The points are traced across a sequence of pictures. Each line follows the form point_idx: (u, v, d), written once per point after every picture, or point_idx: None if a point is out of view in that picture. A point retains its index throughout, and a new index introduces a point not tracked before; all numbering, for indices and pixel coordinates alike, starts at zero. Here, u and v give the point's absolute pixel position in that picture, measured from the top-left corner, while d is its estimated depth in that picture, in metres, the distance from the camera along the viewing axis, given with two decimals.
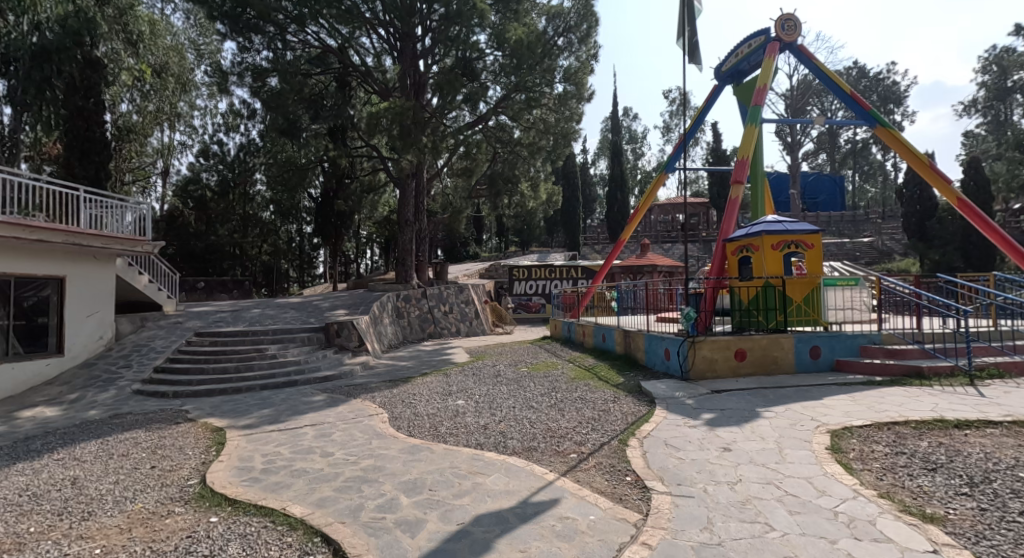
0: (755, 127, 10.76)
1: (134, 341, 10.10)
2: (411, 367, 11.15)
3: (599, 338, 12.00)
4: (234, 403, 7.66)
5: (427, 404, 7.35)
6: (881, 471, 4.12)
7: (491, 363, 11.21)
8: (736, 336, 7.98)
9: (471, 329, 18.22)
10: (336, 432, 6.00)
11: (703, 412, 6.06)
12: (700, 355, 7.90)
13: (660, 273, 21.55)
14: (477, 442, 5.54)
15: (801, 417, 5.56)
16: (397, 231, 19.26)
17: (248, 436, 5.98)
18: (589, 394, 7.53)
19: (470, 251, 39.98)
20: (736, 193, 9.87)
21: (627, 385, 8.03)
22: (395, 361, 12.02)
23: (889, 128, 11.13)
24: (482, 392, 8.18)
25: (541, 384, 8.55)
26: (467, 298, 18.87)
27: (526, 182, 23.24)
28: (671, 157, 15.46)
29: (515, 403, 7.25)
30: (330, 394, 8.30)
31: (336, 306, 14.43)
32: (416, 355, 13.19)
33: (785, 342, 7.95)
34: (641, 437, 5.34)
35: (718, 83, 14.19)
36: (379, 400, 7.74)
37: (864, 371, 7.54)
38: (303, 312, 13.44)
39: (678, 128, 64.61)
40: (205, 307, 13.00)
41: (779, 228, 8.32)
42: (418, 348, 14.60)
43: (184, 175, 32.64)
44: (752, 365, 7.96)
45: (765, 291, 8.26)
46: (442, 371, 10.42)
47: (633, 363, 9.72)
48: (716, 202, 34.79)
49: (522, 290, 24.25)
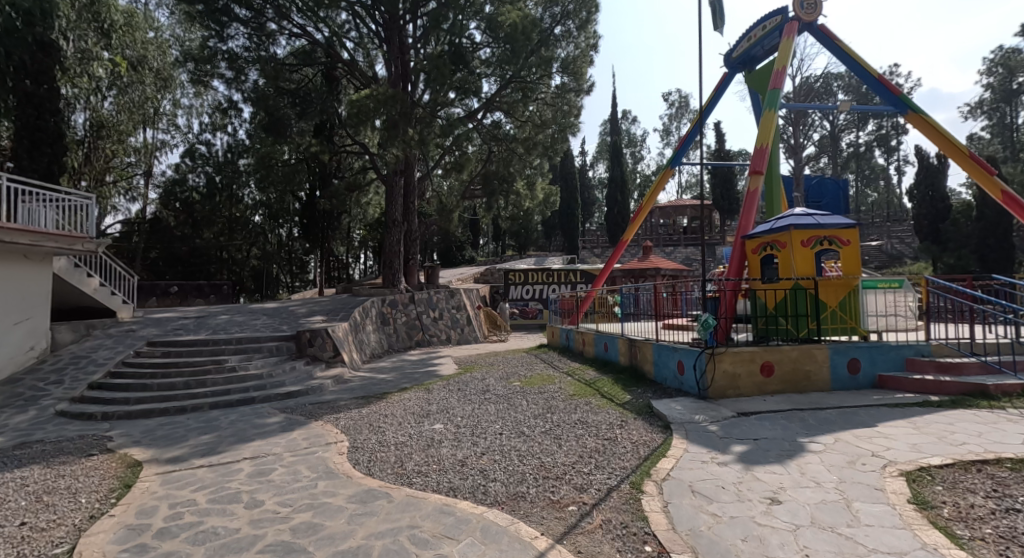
0: (774, 113, 9.65)
1: (73, 352, 8.94)
2: (390, 380, 9.98)
3: (601, 348, 10.85)
4: (170, 427, 6.49)
5: (398, 429, 6.18)
6: (1000, 543, 2.95)
7: (481, 376, 10.06)
8: (763, 348, 6.83)
9: (463, 337, 17.08)
10: (276, 470, 4.84)
11: (733, 443, 4.91)
12: (721, 370, 6.75)
13: (663, 277, 20.50)
14: (450, 485, 4.37)
15: (860, 453, 4.39)
16: (384, 232, 18.11)
17: (166, 475, 4.82)
18: (591, 417, 6.37)
19: (465, 255, 38.89)
20: (755, 184, 8.85)
21: (635, 404, 6.89)
22: (374, 373, 10.85)
23: (922, 115, 10.00)
24: (465, 412, 7.01)
25: (535, 403, 7.39)
26: (459, 303, 17.71)
27: (522, 180, 22.20)
28: (677, 151, 14.30)
29: (501, 428, 6.09)
30: (289, 415, 7.13)
31: (314, 313, 13.26)
32: (400, 366, 12.02)
33: (818, 355, 6.82)
34: (658, 480, 4.18)
35: (728, 71, 13.10)
36: (344, 424, 6.58)
37: (913, 389, 6.42)
38: (276, 319, 12.26)
39: (678, 131, 63.84)
40: (166, 314, 11.84)
41: (810, 222, 7.16)
42: (403, 359, 13.43)
43: (170, 176, 31.43)
44: (781, 382, 6.82)
45: (794, 295, 7.12)
46: (424, 386, 9.24)
47: (640, 377, 8.58)
48: (719, 205, 33.75)
49: (519, 295, 23.11)
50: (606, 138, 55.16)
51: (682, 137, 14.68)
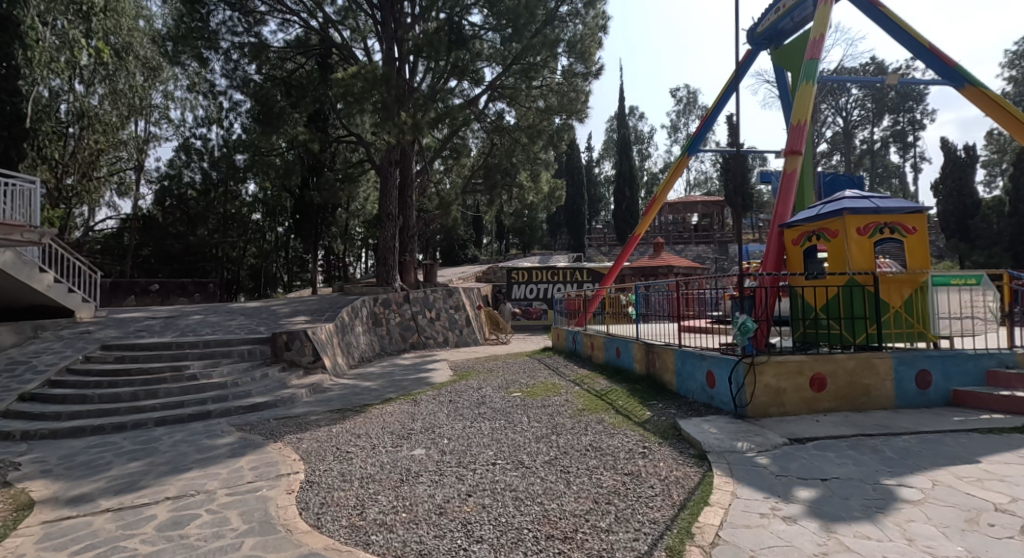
0: (811, 86, 8.41)
1: (12, 358, 7.86)
2: (375, 389, 8.87)
3: (612, 353, 9.78)
4: (96, 451, 5.39)
5: (370, 456, 5.06)
6: None
7: (477, 384, 8.94)
8: (812, 357, 5.66)
9: (461, 339, 15.96)
10: (198, 519, 3.71)
11: (797, 486, 3.75)
12: (763, 384, 5.58)
13: (676, 276, 19.38)
14: (421, 547, 3.22)
15: (980, 508, 3.22)
16: (378, 226, 16.97)
17: (53, 523, 3.71)
18: (607, 442, 5.25)
19: (468, 253, 37.49)
20: (793, 164, 7.72)
21: (657, 424, 5.76)
22: (360, 380, 9.75)
23: (980, 88, 8.78)
24: (454, 433, 5.88)
25: (538, 421, 6.26)
26: (457, 303, 16.57)
27: (526, 171, 21.02)
28: (694, 138, 13.12)
29: (495, 457, 4.95)
30: (247, 434, 6.02)
31: (297, 313, 12.19)
32: (390, 372, 10.92)
33: (880, 365, 5.64)
34: (706, 545, 3.03)
35: (751, 48, 11.87)
36: (307, 448, 5.45)
37: (999, 408, 5.26)
38: (254, 320, 11.17)
39: (687, 128, 62.59)
40: (132, 314, 10.76)
41: (867, 206, 5.96)
42: (395, 363, 12.33)
43: (165, 171, 30.37)
44: (835, 398, 5.64)
45: (849, 293, 5.95)
46: (411, 396, 8.13)
47: (659, 388, 7.47)
48: (732, 200, 32.25)
49: (522, 294, 21.97)
50: (613, 135, 54.01)
51: (700, 122, 13.50)
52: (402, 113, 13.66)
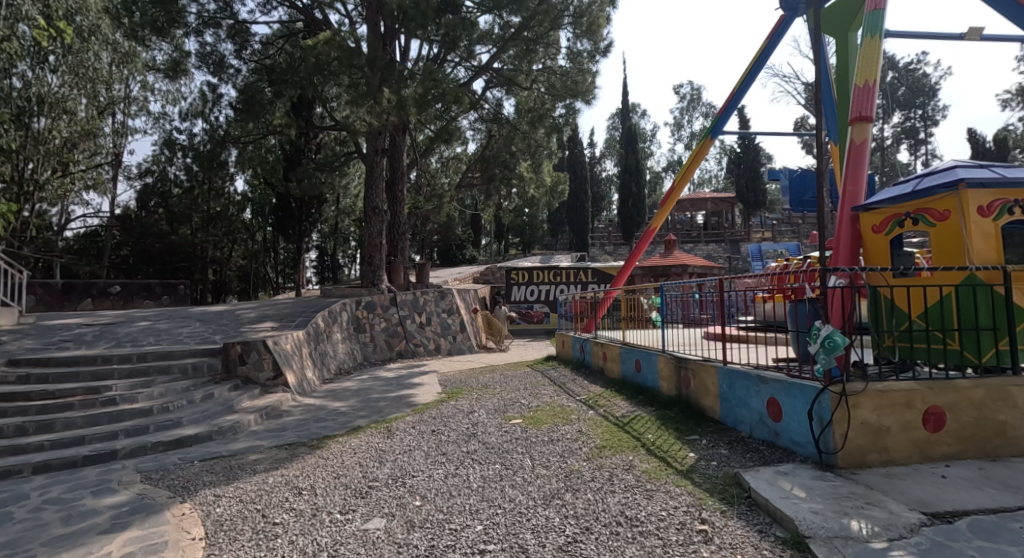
0: (875, 42, 6.75)
1: None
2: (344, 412, 7.31)
3: (631, 367, 8.24)
4: None
5: (303, 536, 3.48)
6: None
7: (468, 407, 7.37)
8: (925, 384, 4.10)
9: (455, 346, 14.41)
10: None
11: None
12: (859, 422, 4.03)
13: (690, 276, 17.87)
14: None
15: None
16: (363, 221, 15.34)
17: None
18: (647, 509, 3.70)
19: (466, 254, 36.56)
20: (863, 135, 6.23)
21: (711, 478, 4.23)
22: (329, 400, 8.16)
23: None
24: (431, 488, 4.30)
25: (545, 470, 4.69)
26: (450, 306, 14.95)
27: (526, 161, 19.47)
28: (717, 119, 11.60)
29: (484, 538, 3.36)
30: (150, 487, 4.43)
31: (264, 319, 10.60)
32: (368, 388, 9.36)
33: (1016, 396, 4.13)
34: None
35: (787, 13, 10.28)
36: (220, 515, 3.86)
37: None
38: (210, 327, 9.57)
39: (690, 125, 61.25)
40: (64, 322, 9.13)
41: (996, 178, 4.40)
42: (377, 377, 10.76)
43: (147, 166, 28.80)
44: (958, 441, 4.10)
45: (970, 296, 4.38)
46: (385, 424, 6.56)
47: (696, 416, 5.96)
48: (743, 197, 31.85)
49: (522, 296, 20.41)
50: (616, 134, 52.58)
51: (723, 102, 11.97)
52: (385, 90, 12.02)
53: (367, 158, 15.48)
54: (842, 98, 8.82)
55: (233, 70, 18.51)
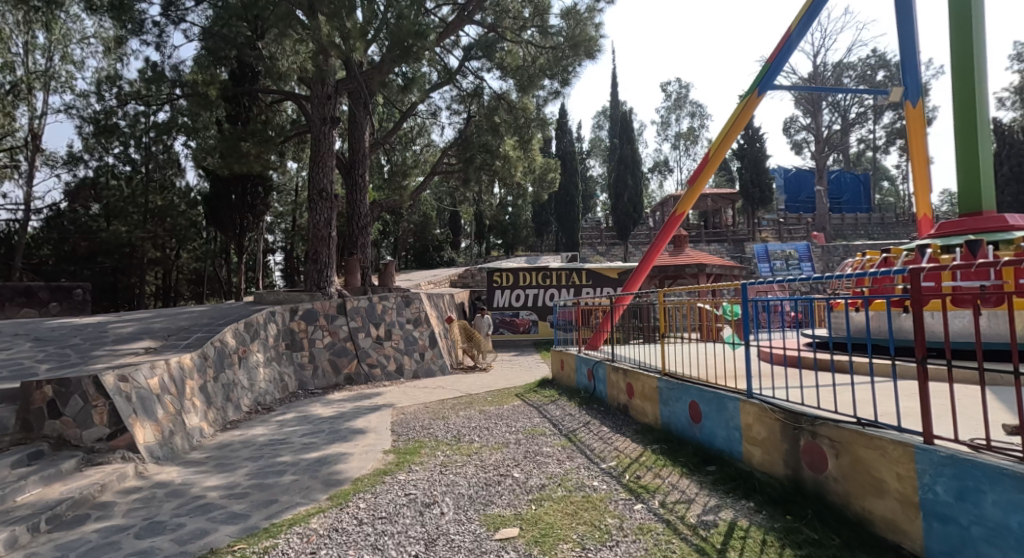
0: None
1: None
2: (210, 504, 4.24)
3: (685, 415, 5.34)
4: None
5: None
6: None
7: (425, 495, 4.35)
8: None
9: (422, 367, 11.33)
10: None
11: None
12: None
13: (707, 279, 15.07)
14: None
15: None
16: (307, 209, 12.18)
17: None
18: None
19: (443, 257, 33.57)
20: None
21: None
22: (203, 470, 5.06)
23: None
24: None
25: None
26: (417, 315, 11.92)
27: (512, 139, 16.44)
28: (766, 69, 8.91)
29: None
30: None
31: (142, 336, 7.43)
32: (281, 440, 6.28)
33: None
34: None
35: None
36: None
37: None
38: (44, 350, 6.41)
39: (676, 124, 59.33)
40: None
41: None
42: (306, 416, 7.71)
43: (77, 152, 25.22)
44: None
45: None
46: (264, 547, 3.50)
47: (861, 538, 3.08)
48: (748, 192, 29.51)
49: (506, 302, 17.44)
50: (601, 134, 50.28)
51: (774, 49, 9.29)
52: (322, 20, 8.93)
53: (312, 129, 12.31)
54: (959, 15, 6.42)
55: (153, 27, 15.23)
